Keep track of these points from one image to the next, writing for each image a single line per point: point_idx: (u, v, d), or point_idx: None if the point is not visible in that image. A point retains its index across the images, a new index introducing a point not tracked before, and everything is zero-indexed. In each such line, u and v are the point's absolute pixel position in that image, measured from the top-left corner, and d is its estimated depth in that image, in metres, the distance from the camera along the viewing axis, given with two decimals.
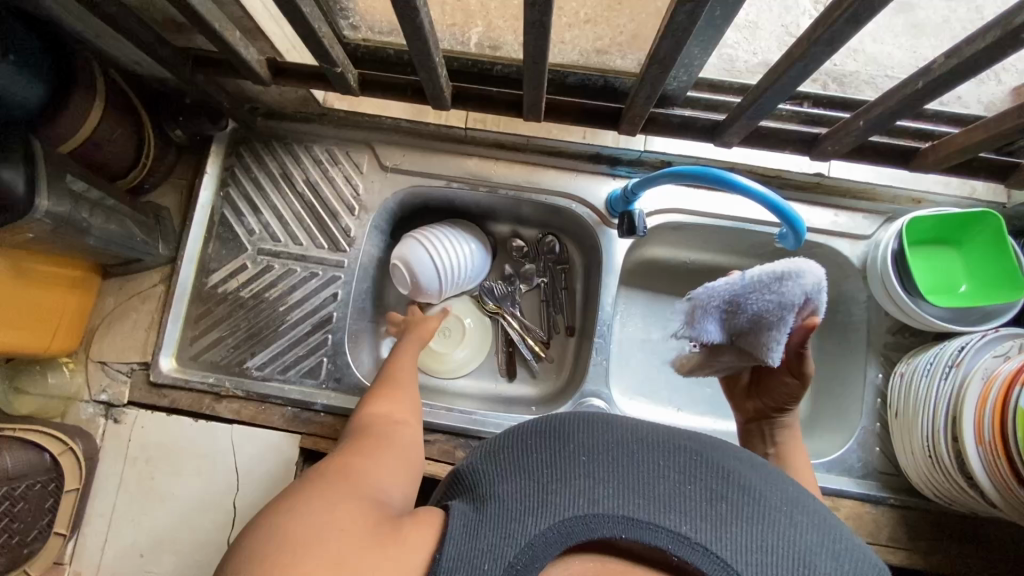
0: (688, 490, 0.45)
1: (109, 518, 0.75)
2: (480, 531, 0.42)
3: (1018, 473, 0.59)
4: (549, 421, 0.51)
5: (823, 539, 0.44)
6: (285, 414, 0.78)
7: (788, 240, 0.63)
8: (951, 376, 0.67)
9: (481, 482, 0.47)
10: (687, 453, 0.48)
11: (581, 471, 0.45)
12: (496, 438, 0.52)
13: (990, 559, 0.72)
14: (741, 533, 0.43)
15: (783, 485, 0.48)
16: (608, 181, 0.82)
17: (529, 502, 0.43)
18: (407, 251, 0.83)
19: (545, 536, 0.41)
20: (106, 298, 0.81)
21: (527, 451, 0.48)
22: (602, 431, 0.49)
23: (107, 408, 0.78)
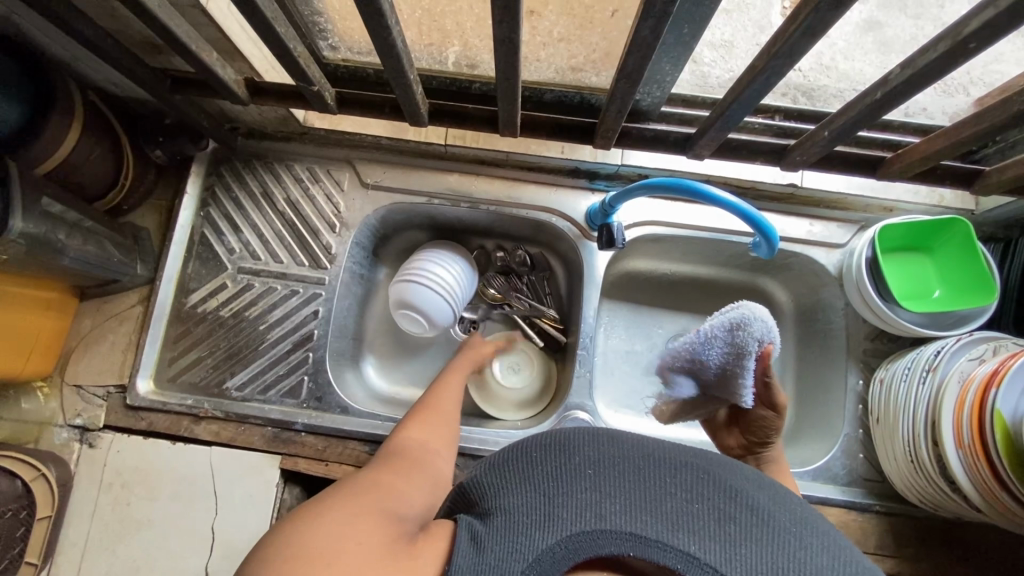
0: (696, 509, 0.43)
1: (82, 547, 0.73)
2: (483, 548, 0.40)
3: (1000, 478, 0.59)
4: (555, 433, 0.49)
5: (838, 563, 0.42)
6: (264, 434, 0.76)
7: (762, 248, 0.63)
8: (929, 381, 0.67)
9: (484, 496, 0.45)
10: (693, 469, 0.46)
11: (587, 485, 0.43)
12: (496, 453, 0.50)
13: (977, 564, 0.72)
14: (752, 555, 0.41)
15: (792, 505, 0.47)
16: (587, 195, 0.83)
17: (535, 517, 0.41)
18: (409, 293, 0.87)
19: (554, 550, 0.40)
20: (82, 321, 0.80)
21: (531, 464, 0.46)
22: (607, 445, 0.47)
23: (82, 432, 0.76)
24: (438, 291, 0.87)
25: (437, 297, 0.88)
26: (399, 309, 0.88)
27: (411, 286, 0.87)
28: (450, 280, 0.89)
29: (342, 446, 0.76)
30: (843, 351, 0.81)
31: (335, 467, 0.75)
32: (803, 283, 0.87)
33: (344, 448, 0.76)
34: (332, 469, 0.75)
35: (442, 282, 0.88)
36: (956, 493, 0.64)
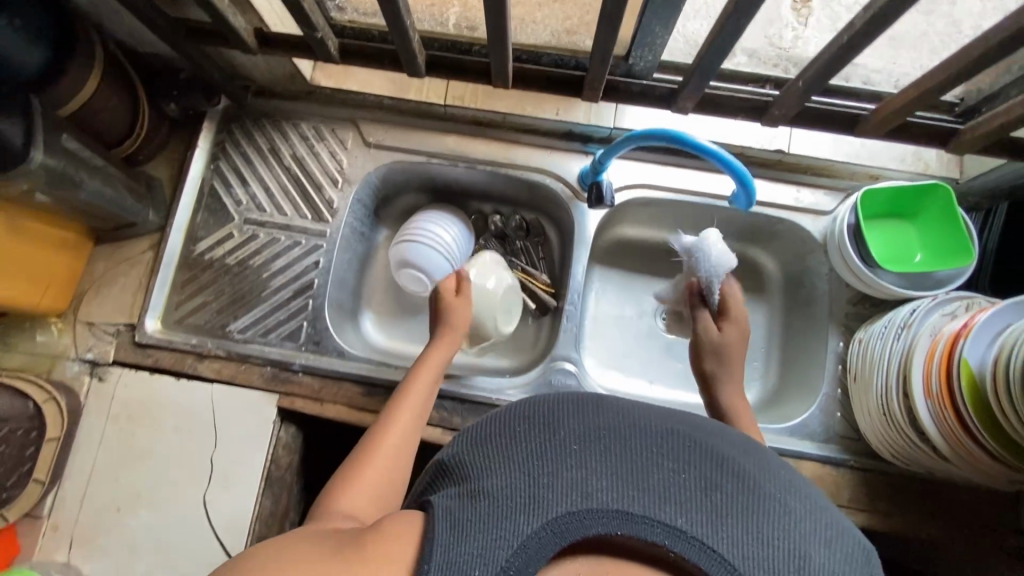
0: (684, 479, 0.40)
1: (89, 472, 0.78)
2: (465, 536, 0.37)
3: (965, 427, 0.62)
4: (532, 403, 0.47)
5: (816, 527, 0.39)
6: (263, 374, 0.80)
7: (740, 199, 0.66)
8: (903, 337, 0.69)
9: (466, 473, 0.42)
10: (677, 438, 0.43)
11: (573, 462, 0.40)
12: (476, 423, 0.48)
13: (947, 521, 0.74)
14: (737, 527, 0.38)
15: (780, 470, 0.44)
16: (581, 158, 0.85)
17: (519, 500, 0.38)
18: (408, 254, 0.90)
19: (540, 536, 0.37)
20: (96, 263, 0.84)
21: (514, 439, 0.43)
22: (594, 414, 0.45)
23: (92, 366, 0.81)
24: (418, 246, 0.90)
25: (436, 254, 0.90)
26: (401, 279, 0.92)
27: (408, 248, 0.89)
28: (429, 232, 0.91)
29: (337, 387, 0.80)
30: (826, 314, 0.83)
31: (330, 407, 0.79)
32: (790, 250, 0.88)
33: (338, 389, 0.80)
34: (327, 408, 0.79)
35: (416, 238, 0.90)
36: (925, 444, 0.67)
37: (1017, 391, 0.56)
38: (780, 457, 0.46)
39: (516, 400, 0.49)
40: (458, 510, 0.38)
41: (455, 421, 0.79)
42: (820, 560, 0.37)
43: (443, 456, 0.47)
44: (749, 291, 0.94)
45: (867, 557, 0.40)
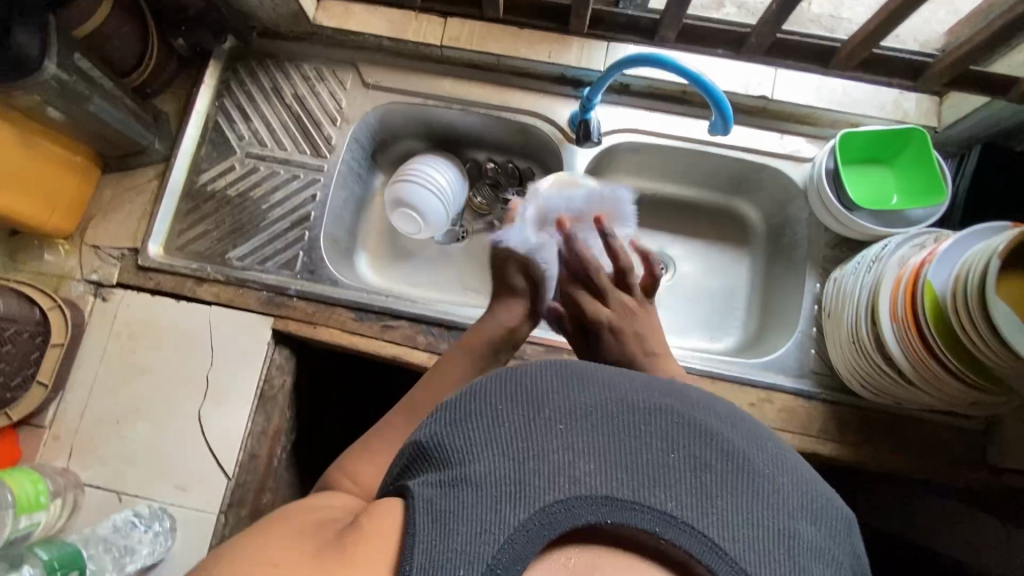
0: (672, 460, 0.42)
1: (90, 386, 0.81)
2: (449, 528, 0.37)
3: (930, 347, 0.64)
4: (511, 379, 0.47)
5: (801, 501, 0.43)
6: (260, 298, 0.83)
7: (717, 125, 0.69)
8: (874, 268, 0.72)
9: (447, 455, 0.42)
10: (665, 414, 0.45)
11: (560, 445, 0.42)
12: (454, 396, 0.48)
13: (914, 453, 0.77)
14: (726, 507, 0.41)
15: (763, 442, 0.47)
16: (570, 102, 0.88)
17: (507, 488, 0.39)
18: (404, 194, 0.92)
19: (527, 527, 0.38)
20: (103, 190, 0.88)
21: (496, 418, 0.44)
22: (579, 391, 0.46)
23: (97, 287, 0.84)
24: (405, 183, 0.93)
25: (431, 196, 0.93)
26: (394, 223, 0.95)
27: (405, 187, 0.92)
28: (416, 171, 0.93)
29: (330, 312, 0.83)
30: (804, 257, 0.86)
31: (322, 330, 0.82)
32: (772, 199, 0.91)
33: (331, 313, 0.83)
34: (320, 331, 0.82)
35: (405, 177, 0.93)
36: (891, 369, 0.69)
37: (975, 304, 0.59)
38: (769, 428, 0.51)
39: (493, 373, 0.49)
40: (442, 497, 0.39)
41: (442, 346, 0.82)
42: (796, 533, 0.41)
43: (418, 434, 0.46)
44: (733, 241, 0.97)
45: (847, 527, 0.45)
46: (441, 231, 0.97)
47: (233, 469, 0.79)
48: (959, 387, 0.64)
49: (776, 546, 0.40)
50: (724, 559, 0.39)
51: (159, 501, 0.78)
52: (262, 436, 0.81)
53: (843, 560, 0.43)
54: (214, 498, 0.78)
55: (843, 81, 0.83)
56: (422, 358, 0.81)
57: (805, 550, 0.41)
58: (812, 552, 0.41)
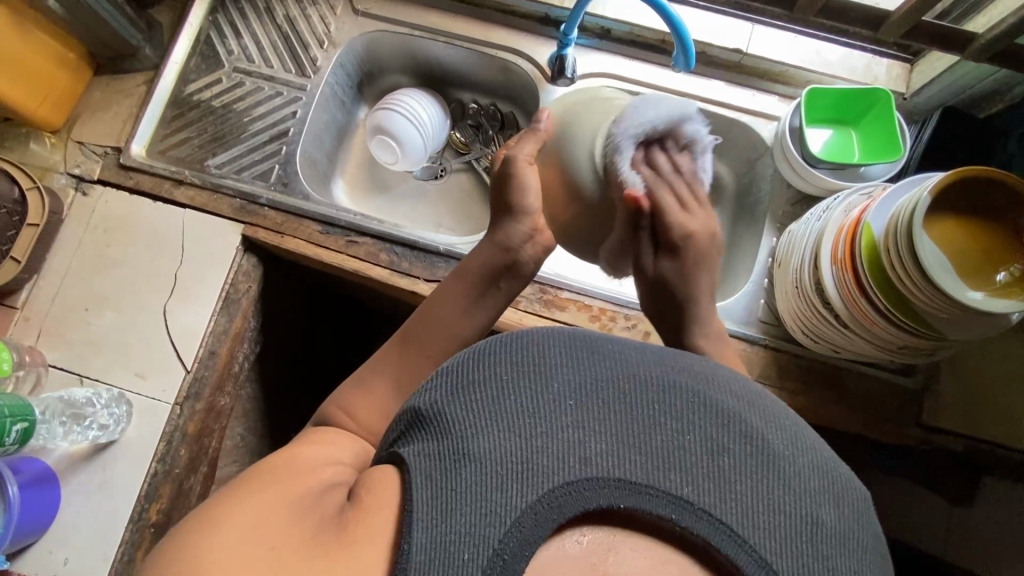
0: (687, 442, 0.41)
1: (64, 274, 0.84)
2: (453, 508, 0.37)
3: (860, 285, 0.66)
4: (516, 347, 0.45)
5: (822, 483, 0.41)
6: (233, 204, 0.86)
7: (680, 60, 0.74)
8: (823, 217, 0.73)
9: (448, 425, 0.41)
10: (681, 393, 0.43)
11: (569, 423, 0.41)
12: (455, 363, 0.46)
13: (847, 406, 0.80)
14: (745, 492, 0.39)
15: (781, 418, 0.45)
16: (551, 44, 0.91)
17: (513, 467, 0.38)
18: (388, 124, 0.94)
19: (536, 510, 0.37)
20: (93, 90, 0.91)
21: (500, 391, 0.42)
22: (588, 364, 0.44)
23: (78, 181, 0.87)
24: (384, 111, 0.94)
25: (412, 127, 0.95)
26: (372, 151, 0.98)
27: (388, 118, 0.94)
28: (397, 100, 0.95)
29: (299, 224, 0.85)
30: (763, 213, 0.87)
31: (289, 240, 0.85)
32: (741, 157, 0.92)
33: (299, 225, 0.85)
34: (286, 241, 0.85)
35: (385, 105, 0.95)
36: (829, 313, 0.71)
37: (903, 239, 0.59)
38: (783, 404, 0.48)
39: (496, 339, 0.47)
40: (444, 474, 0.39)
41: (405, 266, 0.84)
42: (823, 520, 0.40)
43: (418, 403, 0.45)
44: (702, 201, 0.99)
45: (865, 508, 0.43)
46: (417, 165, 0.98)
47: (192, 363, 0.81)
48: (892, 331, 0.66)
49: (796, 534, 0.39)
50: (743, 548, 0.38)
51: (118, 386, 0.80)
52: (223, 336, 0.84)
53: (864, 545, 0.41)
54: (171, 388, 0.80)
55: (816, 42, 0.86)
56: (381, 275, 0.84)
57: (827, 537, 0.39)
58: (833, 539, 0.39)
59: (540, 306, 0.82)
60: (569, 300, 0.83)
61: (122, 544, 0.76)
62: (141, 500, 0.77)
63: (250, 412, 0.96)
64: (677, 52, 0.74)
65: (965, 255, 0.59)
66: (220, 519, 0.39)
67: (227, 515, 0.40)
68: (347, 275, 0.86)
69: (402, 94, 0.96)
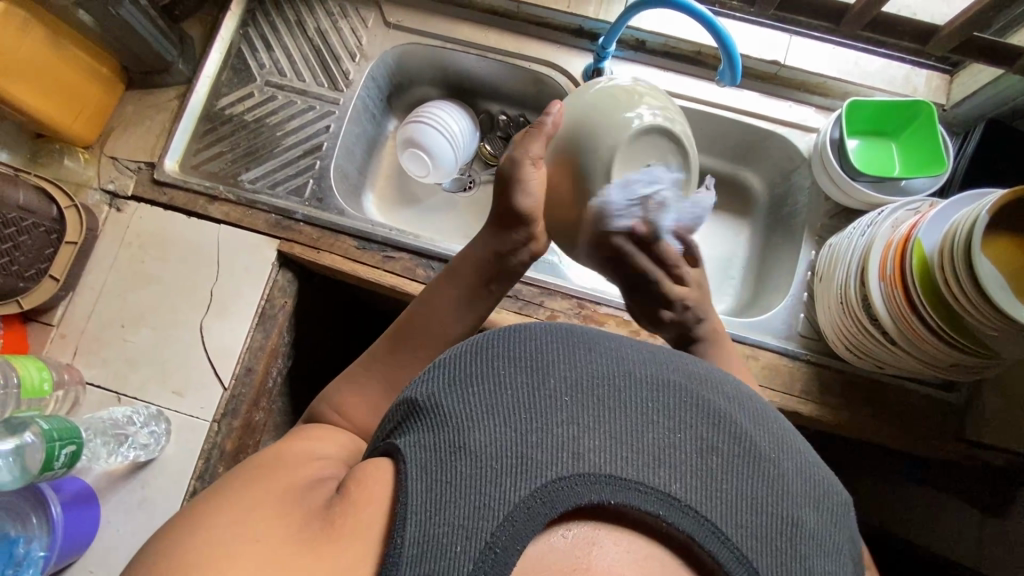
0: (679, 439, 0.41)
1: (99, 291, 0.84)
2: (446, 501, 0.36)
3: (911, 302, 0.65)
4: (512, 341, 0.45)
5: (808, 488, 0.41)
6: (268, 220, 0.86)
7: (725, 76, 0.74)
8: (867, 232, 0.73)
9: (444, 416, 0.40)
10: (674, 391, 0.43)
11: (563, 417, 0.40)
12: (452, 354, 0.45)
13: (890, 420, 0.79)
14: (733, 491, 0.39)
15: (771, 421, 0.45)
16: (585, 55, 0.90)
17: (507, 461, 0.38)
18: (421, 137, 0.93)
19: (527, 504, 0.36)
20: (125, 105, 0.91)
21: (497, 385, 0.42)
22: (585, 359, 0.44)
23: (112, 197, 0.87)
24: (416, 124, 0.94)
25: (444, 139, 0.94)
26: (404, 163, 0.97)
27: (422, 131, 0.93)
28: (430, 114, 0.94)
29: (334, 239, 0.85)
30: (801, 225, 0.87)
31: (325, 256, 0.84)
32: (777, 168, 0.92)
33: (335, 241, 0.85)
34: (322, 257, 0.84)
35: (418, 118, 0.94)
36: (875, 328, 0.70)
37: (960, 258, 0.58)
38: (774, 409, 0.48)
39: (494, 332, 0.46)
40: (439, 466, 0.38)
41: None
42: (808, 524, 0.39)
43: (413, 392, 0.44)
44: (734, 211, 0.98)
45: (846, 511, 0.43)
46: (448, 177, 0.98)
47: (229, 380, 0.81)
48: (940, 346, 0.65)
49: (780, 534, 0.38)
50: (727, 547, 0.37)
51: (156, 404, 0.80)
52: (259, 353, 0.83)
53: (844, 552, 0.41)
54: (208, 405, 0.80)
55: (853, 54, 0.85)
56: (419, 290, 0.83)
57: (809, 539, 0.39)
58: (815, 542, 0.39)
59: (578, 321, 0.82)
60: (608, 316, 0.82)
61: None
62: None
63: (281, 426, 0.96)
64: (723, 67, 0.73)
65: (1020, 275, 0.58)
66: (204, 520, 0.38)
67: (215, 507, 0.39)
68: (384, 290, 0.86)
69: (431, 107, 0.96)
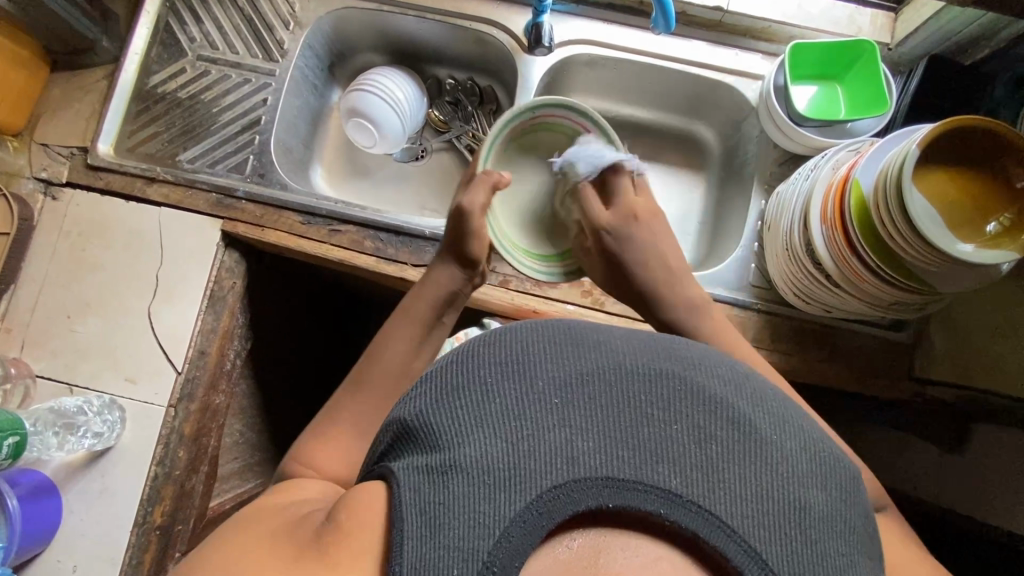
0: (676, 431, 0.40)
1: (41, 282, 0.82)
2: (442, 523, 0.36)
3: (850, 244, 0.65)
4: (499, 347, 0.44)
5: (811, 465, 0.40)
6: (209, 200, 0.84)
7: (660, 23, 0.72)
8: (811, 177, 0.72)
9: (435, 433, 0.40)
10: (668, 380, 0.42)
11: (556, 422, 0.39)
12: (441, 365, 0.45)
13: (842, 364, 0.80)
14: (735, 480, 0.38)
15: (770, 400, 0.44)
16: (526, 11, 0.88)
17: (500, 475, 0.37)
18: (363, 105, 0.91)
19: (524, 518, 0.36)
20: (52, 88, 0.87)
21: (485, 395, 0.41)
22: (574, 358, 0.43)
23: (47, 185, 0.84)
24: (358, 92, 0.91)
25: (386, 105, 0.91)
26: (349, 135, 0.94)
27: (364, 99, 0.91)
28: (373, 81, 0.92)
29: (279, 216, 0.83)
30: (751, 175, 0.86)
31: (271, 233, 0.83)
32: (727, 119, 0.91)
33: (279, 217, 0.83)
34: (268, 234, 0.83)
35: (360, 86, 0.92)
36: (819, 271, 0.71)
37: (892, 196, 0.58)
38: (772, 384, 0.47)
39: (482, 337, 0.45)
40: (432, 488, 0.37)
41: (391, 252, 0.83)
42: (813, 505, 0.39)
43: (406, 411, 0.43)
44: (688, 166, 0.97)
45: (852, 485, 0.42)
46: (396, 148, 0.96)
47: (182, 363, 0.80)
48: (880, 286, 0.66)
49: (784, 520, 0.37)
50: (733, 540, 0.36)
51: (108, 392, 0.79)
52: (211, 335, 0.82)
53: (857, 525, 0.40)
54: (163, 391, 0.79)
55: None
56: (367, 262, 0.82)
57: (815, 521, 0.38)
58: (821, 522, 0.38)
59: (531, 284, 0.82)
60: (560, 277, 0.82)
61: (129, 547, 0.76)
62: (144, 503, 0.77)
63: (247, 408, 0.96)
64: (656, 15, 0.72)
65: (955, 207, 0.59)
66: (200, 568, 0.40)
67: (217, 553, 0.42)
68: (334, 265, 0.85)
69: (376, 72, 0.93)
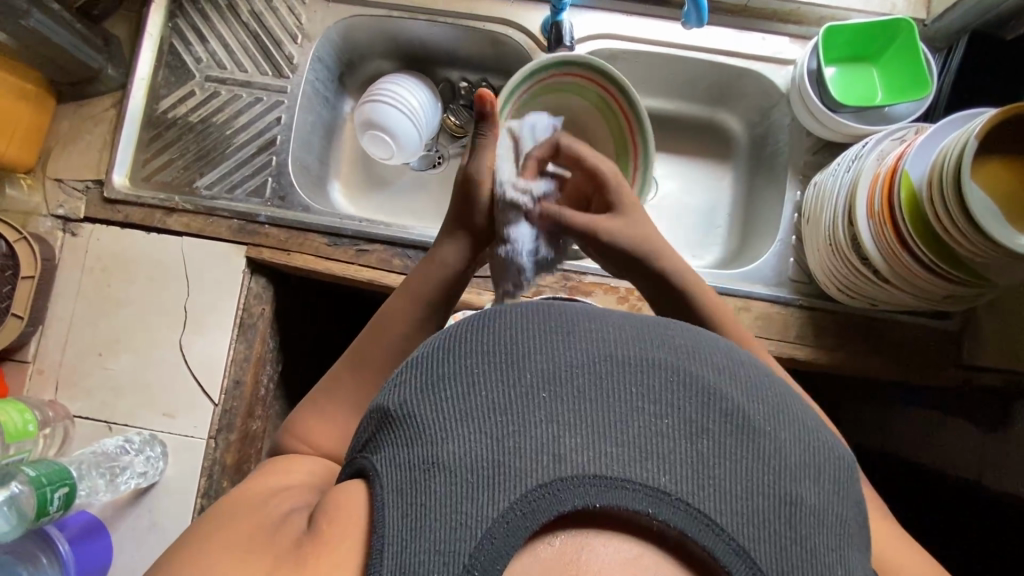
0: (665, 425, 0.36)
1: (69, 322, 0.81)
2: (421, 526, 0.33)
3: (902, 238, 0.63)
4: (485, 334, 0.40)
5: (806, 457, 0.37)
6: (231, 226, 0.82)
7: (691, 18, 0.70)
8: (853, 168, 0.70)
9: (414, 431, 0.37)
10: (661, 370, 0.38)
11: (541, 418, 0.36)
12: (424, 353, 0.41)
13: (886, 355, 0.79)
14: (725, 476, 0.35)
15: (767, 387, 0.40)
16: (543, 9, 0.85)
17: (483, 474, 0.34)
18: (380, 116, 0.88)
19: (506, 519, 0.33)
20: (60, 121, 0.85)
21: (469, 388, 0.37)
22: (564, 346, 0.39)
23: (65, 222, 0.83)
24: (373, 103, 0.88)
25: (403, 115, 0.89)
26: (365, 147, 0.92)
27: (381, 109, 0.88)
28: (387, 90, 0.89)
29: (303, 238, 0.82)
30: (784, 166, 0.84)
31: (297, 257, 0.81)
32: (754, 107, 0.88)
33: (305, 239, 0.82)
34: (294, 257, 0.81)
35: (374, 96, 0.89)
36: (865, 265, 0.68)
37: (950, 186, 0.56)
38: (769, 369, 0.43)
39: (467, 322, 0.41)
40: (412, 488, 0.35)
41: None
42: (810, 501, 0.36)
43: (386, 400, 0.40)
44: (714, 157, 0.95)
45: (847, 476, 0.39)
46: (413, 157, 0.93)
47: (219, 395, 0.79)
48: (932, 280, 0.64)
49: (778, 517, 0.34)
50: (722, 539, 0.34)
51: (148, 429, 0.79)
52: (245, 364, 0.81)
53: (849, 518, 0.37)
54: (202, 424, 0.79)
55: None
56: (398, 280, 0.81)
57: (808, 517, 0.35)
58: (816, 520, 0.35)
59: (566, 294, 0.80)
60: (595, 285, 0.80)
61: None
62: None
63: None
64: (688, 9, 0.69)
65: (1013, 196, 0.56)
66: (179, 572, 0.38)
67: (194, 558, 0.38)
68: (364, 285, 0.83)
69: (392, 80, 0.90)
